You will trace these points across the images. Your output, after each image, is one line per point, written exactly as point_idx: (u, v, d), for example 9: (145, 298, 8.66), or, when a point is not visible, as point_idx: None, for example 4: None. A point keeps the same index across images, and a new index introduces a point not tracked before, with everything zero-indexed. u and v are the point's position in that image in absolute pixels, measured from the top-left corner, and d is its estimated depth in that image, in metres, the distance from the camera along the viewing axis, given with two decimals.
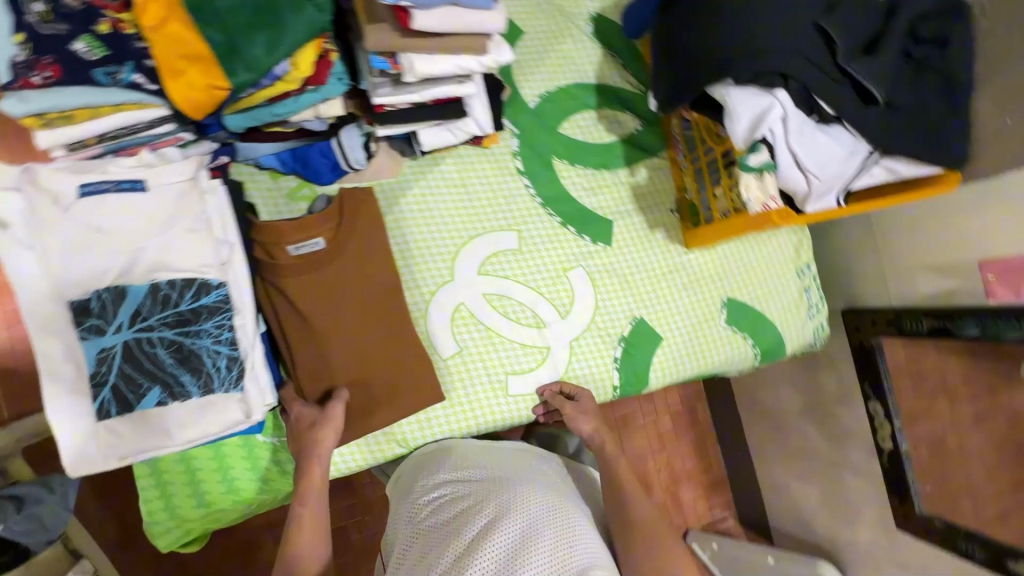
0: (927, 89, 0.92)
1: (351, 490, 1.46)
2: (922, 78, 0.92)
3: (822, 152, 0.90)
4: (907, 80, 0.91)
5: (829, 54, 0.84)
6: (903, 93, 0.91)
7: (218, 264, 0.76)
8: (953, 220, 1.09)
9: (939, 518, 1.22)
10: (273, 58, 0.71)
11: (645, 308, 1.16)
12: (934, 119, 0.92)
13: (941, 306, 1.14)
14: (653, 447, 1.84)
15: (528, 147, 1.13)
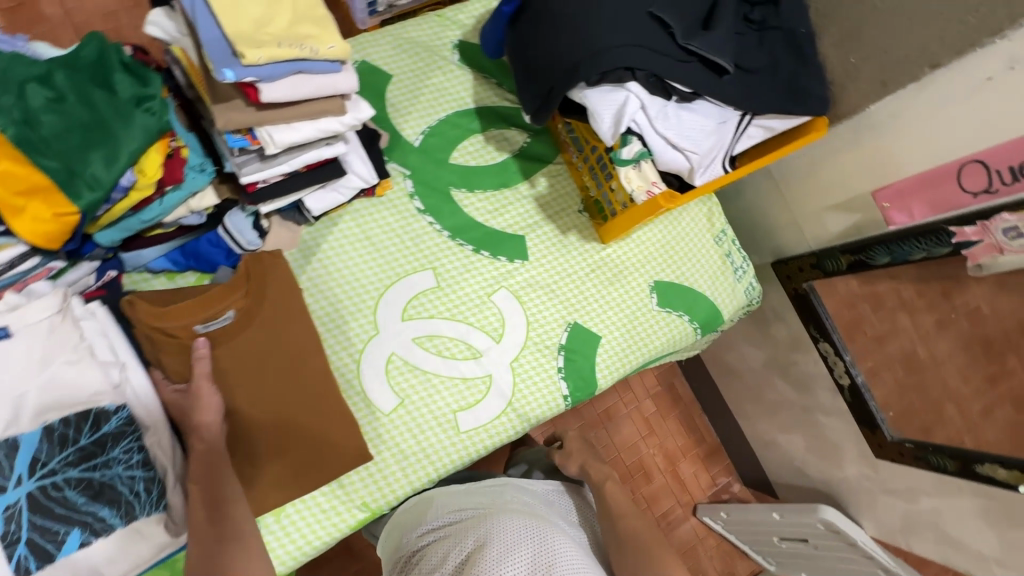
0: (773, 48, 0.95)
1: (345, 560, 1.42)
2: (765, 38, 0.95)
3: (693, 129, 0.93)
4: (752, 44, 0.94)
5: (669, 38, 0.87)
6: (752, 57, 0.94)
7: (112, 387, 0.73)
8: (840, 158, 1.12)
9: (909, 441, 1.23)
10: (114, 172, 0.69)
11: (577, 312, 1.17)
12: (786, 73, 0.95)
13: (853, 240, 1.17)
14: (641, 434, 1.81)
15: (423, 185, 1.13)
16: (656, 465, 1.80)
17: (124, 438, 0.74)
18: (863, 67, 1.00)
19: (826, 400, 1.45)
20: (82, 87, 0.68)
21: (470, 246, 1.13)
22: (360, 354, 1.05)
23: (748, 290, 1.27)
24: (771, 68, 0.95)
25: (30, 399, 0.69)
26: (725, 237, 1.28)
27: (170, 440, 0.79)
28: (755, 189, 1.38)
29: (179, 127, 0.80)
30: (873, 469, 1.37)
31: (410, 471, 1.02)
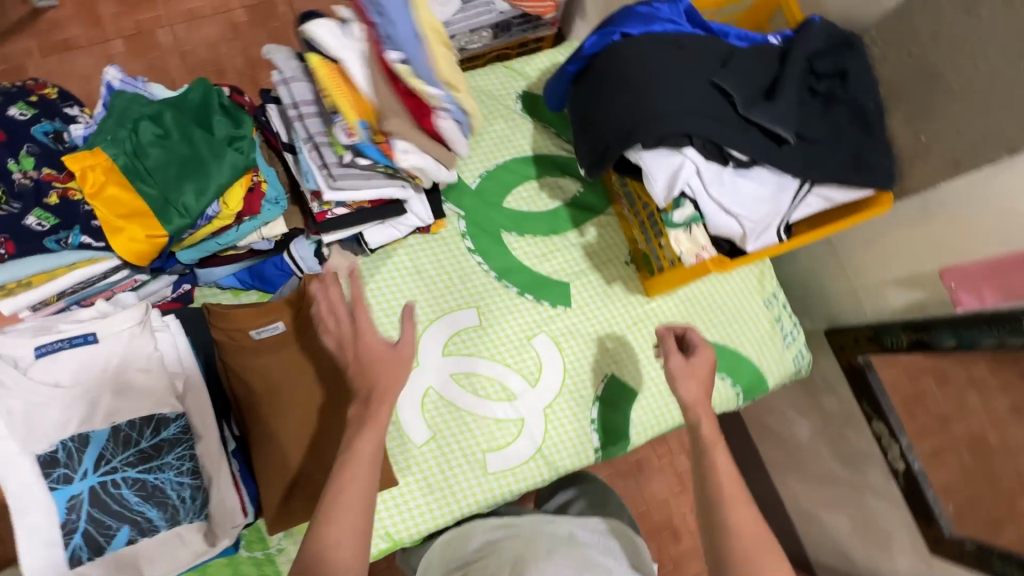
0: (837, 119, 0.94)
1: None
2: (829, 110, 0.94)
3: (748, 196, 0.93)
4: (816, 114, 0.94)
5: (727, 107, 0.88)
6: (814, 128, 0.93)
7: (175, 398, 0.79)
8: (905, 232, 1.07)
9: (969, 541, 1.11)
10: (202, 201, 0.77)
11: (614, 364, 1.16)
12: (849, 145, 0.94)
13: (914, 317, 1.11)
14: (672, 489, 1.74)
15: (476, 226, 1.17)
16: (686, 525, 1.71)
17: (178, 445, 0.79)
18: (935, 146, 0.91)
19: (878, 482, 1.35)
20: (184, 127, 0.76)
21: (515, 288, 1.16)
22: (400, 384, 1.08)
23: (799, 358, 1.22)
24: (832, 140, 0.94)
25: (104, 403, 0.76)
26: (777, 300, 1.24)
27: (219, 450, 0.82)
28: (812, 254, 1.34)
29: (262, 163, 0.88)
30: (928, 565, 1.25)
31: (435, 506, 1.03)
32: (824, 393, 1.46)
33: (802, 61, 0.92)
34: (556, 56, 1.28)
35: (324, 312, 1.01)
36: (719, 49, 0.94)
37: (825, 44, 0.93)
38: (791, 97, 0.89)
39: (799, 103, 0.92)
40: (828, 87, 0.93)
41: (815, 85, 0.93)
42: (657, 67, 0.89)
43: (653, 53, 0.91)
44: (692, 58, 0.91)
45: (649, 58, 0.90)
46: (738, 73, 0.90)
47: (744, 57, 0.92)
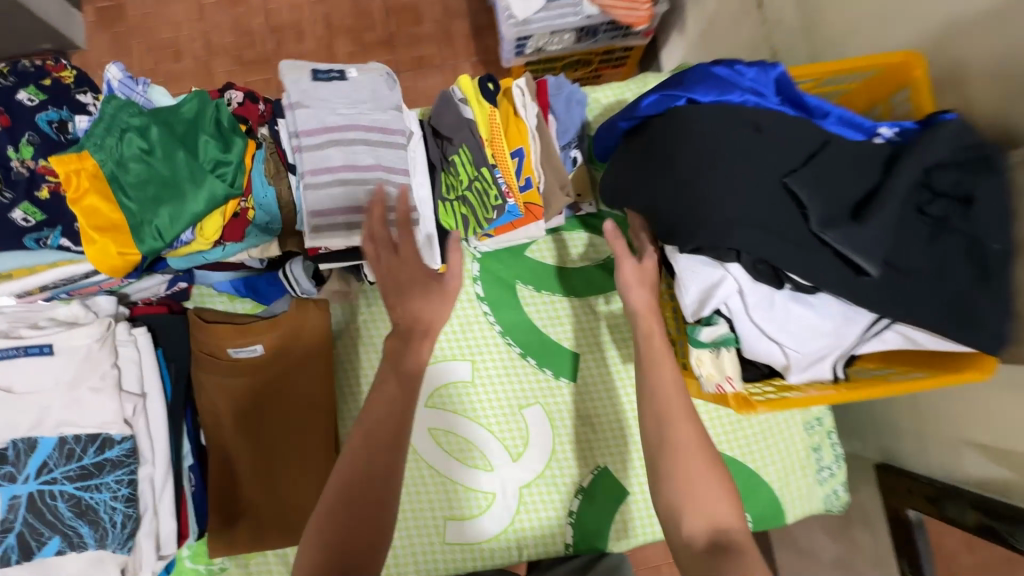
0: (948, 250, 0.72)
1: None
2: (938, 237, 0.72)
3: (801, 325, 0.75)
4: (919, 240, 0.73)
5: (800, 218, 0.69)
6: (912, 258, 0.72)
7: (123, 420, 0.77)
8: (1006, 397, 0.84)
9: None
10: (175, 227, 0.71)
11: (610, 456, 1.04)
12: (957, 288, 0.72)
13: (992, 499, 0.88)
14: None
15: (490, 272, 1.06)
16: None
17: (118, 468, 0.77)
18: None
19: None
20: (169, 144, 0.70)
21: (517, 349, 1.05)
22: None
23: (830, 498, 1.04)
24: (932, 277, 0.73)
25: (52, 413, 0.74)
26: (822, 427, 1.04)
27: (164, 475, 0.82)
28: None
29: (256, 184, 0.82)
30: None
31: (383, 565, 0.97)
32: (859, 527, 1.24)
33: (917, 171, 0.70)
34: (622, 89, 1.09)
35: (304, 342, 0.95)
36: (809, 136, 0.74)
37: (952, 153, 0.71)
38: (891, 220, 0.68)
39: (899, 225, 0.71)
40: (945, 208, 0.72)
41: (923, 202, 0.73)
42: (721, 150, 0.71)
43: (720, 130, 0.73)
44: (769, 145, 0.72)
45: (712, 137, 0.72)
46: (825, 174, 0.70)
47: (837, 152, 0.72)
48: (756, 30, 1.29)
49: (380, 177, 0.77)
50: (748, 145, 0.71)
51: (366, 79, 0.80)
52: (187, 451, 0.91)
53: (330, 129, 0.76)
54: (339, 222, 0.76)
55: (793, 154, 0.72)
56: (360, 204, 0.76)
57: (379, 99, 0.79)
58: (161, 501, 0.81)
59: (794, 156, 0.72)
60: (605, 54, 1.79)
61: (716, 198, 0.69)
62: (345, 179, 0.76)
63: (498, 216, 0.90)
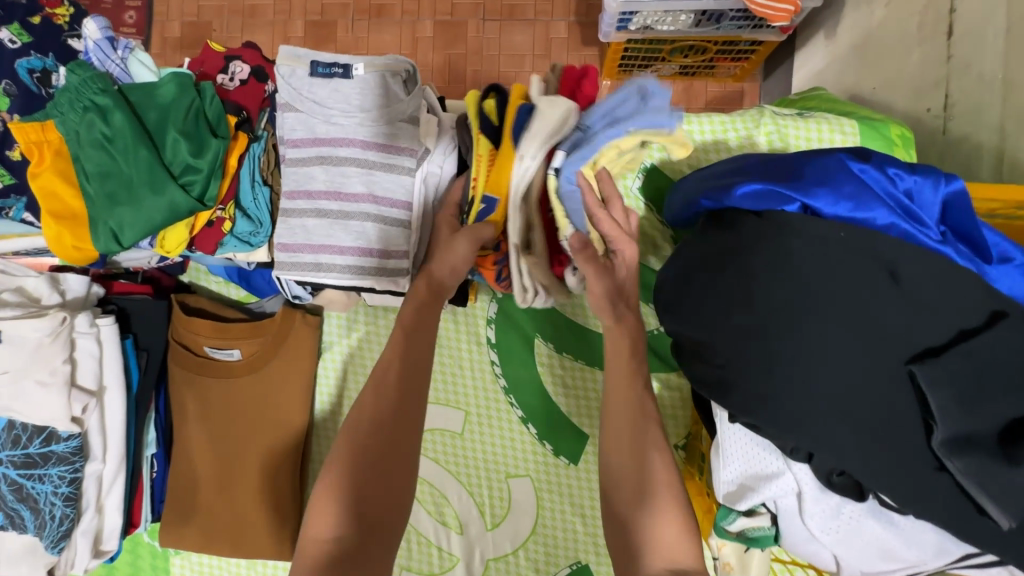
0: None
1: None
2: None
3: (866, 543, 0.55)
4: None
5: (912, 425, 0.48)
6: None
7: (70, 418, 0.71)
8: None
9: None
10: (131, 234, 0.60)
11: (596, 556, 0.90)
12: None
13: None
14: None
15: (508, 318, 0.90)
16: None
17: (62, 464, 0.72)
18: None
19: None
20: (134, 137, 0.58)
21: (519, 410, 0.91)
22: None
23: None
24: None
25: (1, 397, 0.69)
26: None
27: (113, 474, 0.77)
28: None
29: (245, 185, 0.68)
30: None
31: None
32: None
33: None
34: (725, 127, 0.86)
35: (286, 351, 0.86)
36: (971, 303, 0.50)
37: None
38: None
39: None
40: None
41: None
42: (828, 297, 0.50)
43: (837, 267, 0.51)
44: (903, 306, 0.50)
45: (821, 273, 0.51)
46: (979, 370, 0.48)
47: (1006, 339, 0.49)
48: (935, 66, 0.95)
49: (365, 209, 0.66)
50: (870, 299, 0.50)
51: (377, 79, 0.64)
52: (151, 440, 0.86)
53: (320, 140, 0.66)
54: (309, 259, 0.66)
55: (936, 327, 0.49)
56: (334, 239, 0.66)
57: (390, 107, 0.65)
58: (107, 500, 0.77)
59: (936, 332, 0.49)
60: (726, 44, 1.44)
61: (797, 368, 0.50)
62: (323, 208, 0.65)
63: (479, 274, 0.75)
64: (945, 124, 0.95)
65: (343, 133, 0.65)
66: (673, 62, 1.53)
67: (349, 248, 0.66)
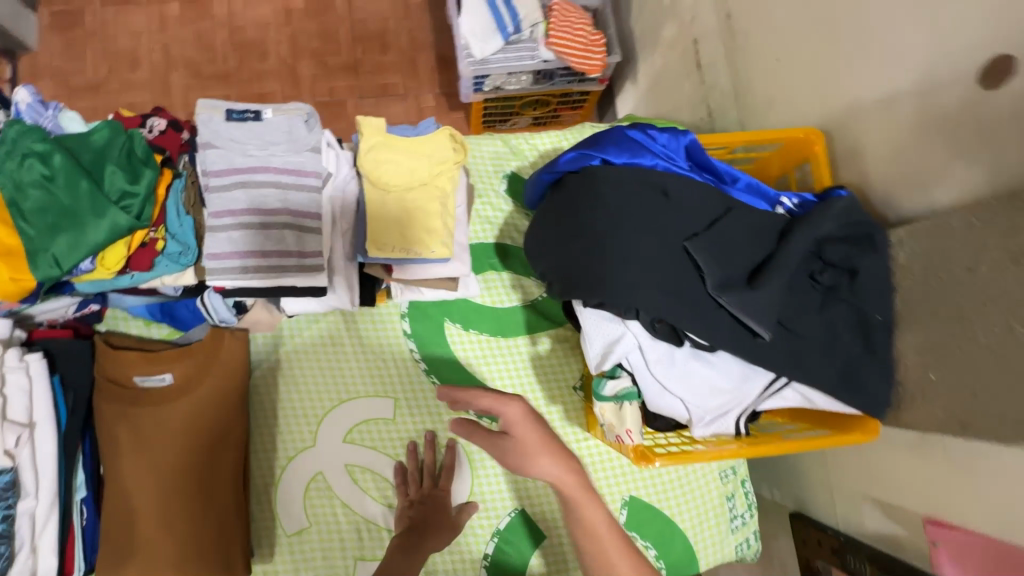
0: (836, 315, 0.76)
1: None
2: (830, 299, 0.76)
3: (698, 380, 0.77)
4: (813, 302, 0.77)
5: (698, 283, 0.72)
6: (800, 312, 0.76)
7: (3, 450, 0.73)
8: (886, 451, 0.90)
9: None
10: (73, 255, 0.70)
11: (529, 499, 1.03)
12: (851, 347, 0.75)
13: (889, 554, 0.92)
14: None
15: (418, 309, 1.06)
16: None
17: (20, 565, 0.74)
18: (941, 393, 0.70)
19: None
20: (72, 171, 0.69)
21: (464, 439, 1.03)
22: (290, 462, 1.00)
23: (743, 546, 1.07)
24: (823, 345, 0.77)
25: None
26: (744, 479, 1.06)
27: (48, 510, 0.77)
28: None
29: (173, 211, 0.79)
30: None
31: None
32: None
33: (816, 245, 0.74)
34: (559, 138, 1.14)
35: (217, 370, 0.93)
36: (715, 206, 0.78)
37: (849, 227, 0.75)
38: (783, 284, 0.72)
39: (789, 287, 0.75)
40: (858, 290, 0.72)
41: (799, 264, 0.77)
42: (631, 214, 0.75)
43: (633, 195, 0.76)
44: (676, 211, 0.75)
45: (622, 201, 0.76)
46: (726, 239, 0.74)
47: (738, 221, 0.76)
48: (696, 89, 1.35)
49: (284, 219, 0.80)
50: (656, 209, 0.75)
51: (284, 120, 0.83)
52: (79, 483, 0.87)
53: (238, 170, 0.80)
54: (236, 265, 0.78)
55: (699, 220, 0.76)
56: (258, 245, 0.79)
57: (295, 141, 0.83)
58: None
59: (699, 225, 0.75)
60: (562, 97, 1.83)
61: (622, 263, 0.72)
62: (246, 221, 0.79)
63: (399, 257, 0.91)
64: (711, 124, 1.33)
65: (260, 160, 0.81)
66: (525, 115, 1.89)
67: (272, 251, 0.79)
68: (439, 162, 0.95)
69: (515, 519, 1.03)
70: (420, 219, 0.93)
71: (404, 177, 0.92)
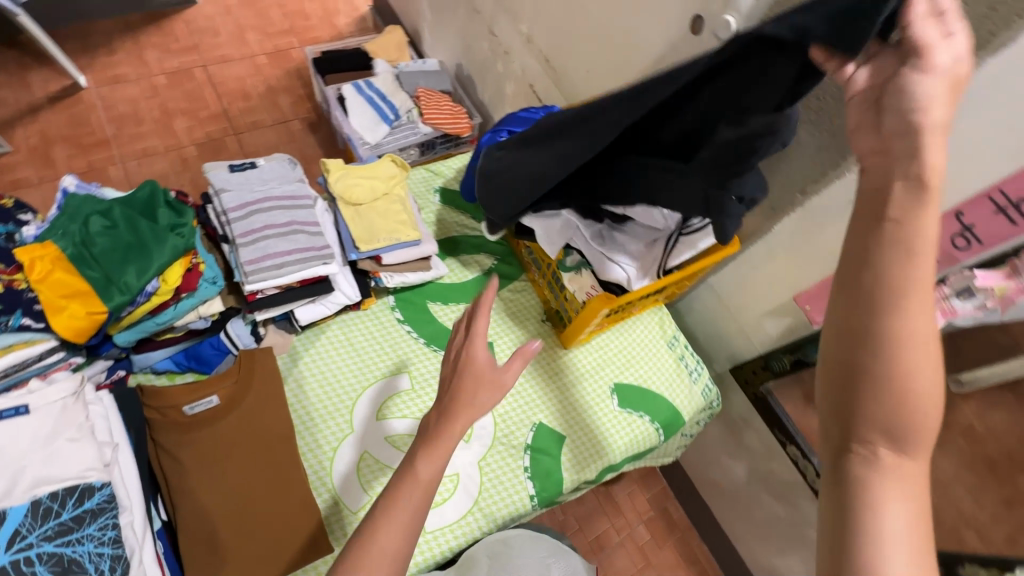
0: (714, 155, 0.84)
1: None
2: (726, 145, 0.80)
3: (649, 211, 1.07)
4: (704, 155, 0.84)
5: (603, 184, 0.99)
6: (685, 172, 0.88)
7: (102, 465, 0.82)
8: (754, 272, 1.32)
9: None
10: (144, 279, 0.88)
11: (542, 412, 1.25)
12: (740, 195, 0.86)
13: (791, 341, 1.30)
14: (619, 534, 1.95)
15: (403, 300, 1.30)
16: None
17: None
18: None
19: (810, 511, 1.52)
20: (132, 220, 0.91)
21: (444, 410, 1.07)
22: (336, 452, 1.11)
23: (705, 391, 1.36)
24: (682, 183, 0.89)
25: (27, 473, 0.77)
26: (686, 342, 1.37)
27: (142, 523, 0.85)
28: (696, 301, 1.55)
29: (201, 248, 1.01)
30: None
31: None
32: (744, 428, 1.60)
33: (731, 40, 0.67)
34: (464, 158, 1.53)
35: (255, 380, 1.07)
36: None
37: None
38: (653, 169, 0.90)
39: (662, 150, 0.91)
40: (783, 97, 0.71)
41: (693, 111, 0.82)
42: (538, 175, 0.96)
43: (532, 147, 0.94)
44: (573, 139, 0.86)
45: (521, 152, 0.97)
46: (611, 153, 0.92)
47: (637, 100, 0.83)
48: None
49: (296, 227, 1.05)
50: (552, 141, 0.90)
51: (274, 167, 1.11)
52: (155, 515, 0.94)
53: (249, 202, 1.04)
54: (269, 265, 1.00)
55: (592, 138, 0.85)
56: (282, 247, 1.02)
57: (286, 178, 1.10)
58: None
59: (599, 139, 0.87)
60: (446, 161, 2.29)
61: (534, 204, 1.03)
62: (268, 233, 1.02)
63: (384, 244, 1.19)
64: None
65: (265, 192, 1.06)
66: None
67: (293, 250, 1.03)
68: (390, 178, 1.27)
69: (537, 432, 1.22)
70: (391, 216, 1.22)
71: (370, 193, 1.22)
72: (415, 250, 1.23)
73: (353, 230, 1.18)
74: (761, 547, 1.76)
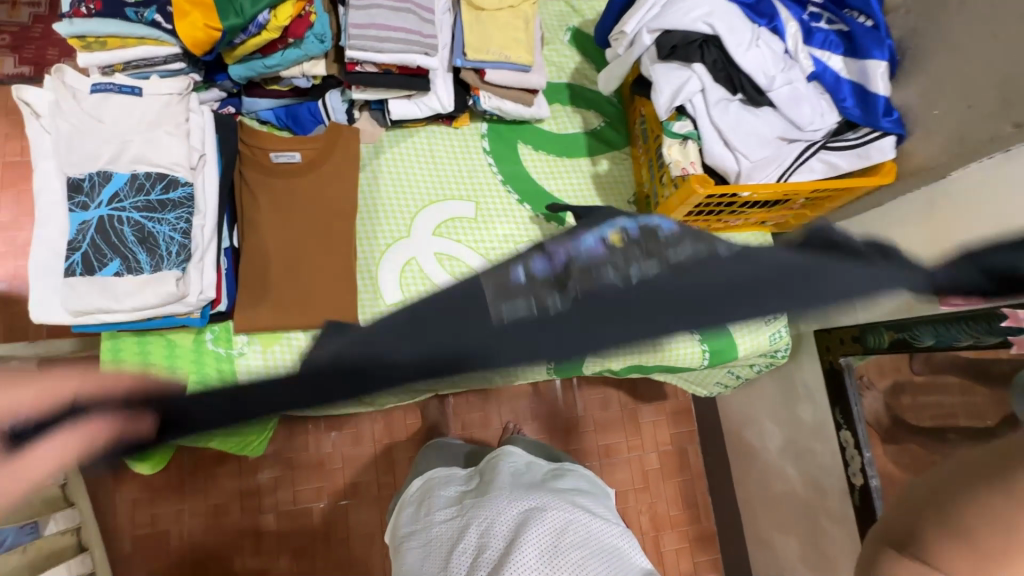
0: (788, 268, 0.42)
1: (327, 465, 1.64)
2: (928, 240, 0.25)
3: (810, 106, 0.95)
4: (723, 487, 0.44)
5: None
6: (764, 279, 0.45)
7: (189, 167, 0.91)
8: None
9: None
10: (255, 7, 0.89)
11: None
12: None
13: (903, 316, 1.09)
14: (629, 453, 1.94)
15: (495, 132, 1.25)
16: (638, 523, 1.89)
17: (502, 565, 0.87)
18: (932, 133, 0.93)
19: (834, 505, 1.37)
20: None
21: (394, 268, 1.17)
22: (388, 247, 1.16)
23: (775, 337, 1.21)
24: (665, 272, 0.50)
25: (131, 148, 0.88)
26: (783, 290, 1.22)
27: (212, 231, 0.94)
28: None
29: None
30: None
31: None
32: (802, 401, 1.44)
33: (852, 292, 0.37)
34: None
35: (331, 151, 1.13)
36: None
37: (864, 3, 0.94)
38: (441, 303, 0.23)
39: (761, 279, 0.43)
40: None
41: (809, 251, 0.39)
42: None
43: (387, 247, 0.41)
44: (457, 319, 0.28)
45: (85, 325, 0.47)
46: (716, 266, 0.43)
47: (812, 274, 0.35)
48: None
49: (408, 7, 1.01)
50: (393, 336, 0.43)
51: None
52: (225, 234, 1.05)
53: None
54: (372, 35, 0.98)
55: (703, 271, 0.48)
56: (389, 23, 0.99)
57: None
58: (573, 528, 0.94)
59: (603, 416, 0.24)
60: None
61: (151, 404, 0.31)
62: (379, 6, 0.99)
63: (492, 57, 1.10)
64: None
65: None
66: None
67: (400, 28, 1.00)
68: None
69: None
70: (509, 31, 1.12)
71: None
72: (523, 79, 1.14)
73: (464, 30, 1.10)
74: (767, 521, 1.68)
